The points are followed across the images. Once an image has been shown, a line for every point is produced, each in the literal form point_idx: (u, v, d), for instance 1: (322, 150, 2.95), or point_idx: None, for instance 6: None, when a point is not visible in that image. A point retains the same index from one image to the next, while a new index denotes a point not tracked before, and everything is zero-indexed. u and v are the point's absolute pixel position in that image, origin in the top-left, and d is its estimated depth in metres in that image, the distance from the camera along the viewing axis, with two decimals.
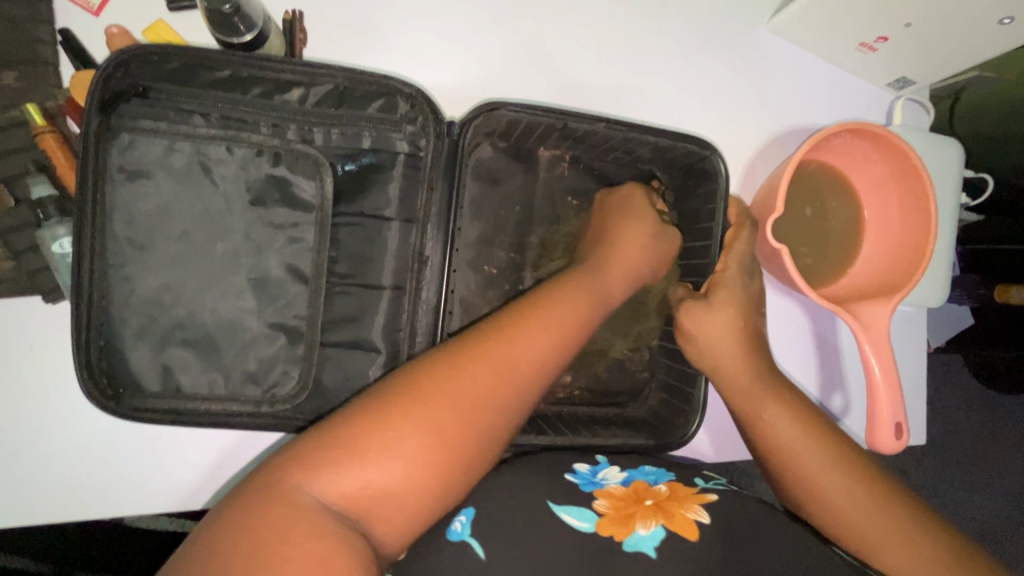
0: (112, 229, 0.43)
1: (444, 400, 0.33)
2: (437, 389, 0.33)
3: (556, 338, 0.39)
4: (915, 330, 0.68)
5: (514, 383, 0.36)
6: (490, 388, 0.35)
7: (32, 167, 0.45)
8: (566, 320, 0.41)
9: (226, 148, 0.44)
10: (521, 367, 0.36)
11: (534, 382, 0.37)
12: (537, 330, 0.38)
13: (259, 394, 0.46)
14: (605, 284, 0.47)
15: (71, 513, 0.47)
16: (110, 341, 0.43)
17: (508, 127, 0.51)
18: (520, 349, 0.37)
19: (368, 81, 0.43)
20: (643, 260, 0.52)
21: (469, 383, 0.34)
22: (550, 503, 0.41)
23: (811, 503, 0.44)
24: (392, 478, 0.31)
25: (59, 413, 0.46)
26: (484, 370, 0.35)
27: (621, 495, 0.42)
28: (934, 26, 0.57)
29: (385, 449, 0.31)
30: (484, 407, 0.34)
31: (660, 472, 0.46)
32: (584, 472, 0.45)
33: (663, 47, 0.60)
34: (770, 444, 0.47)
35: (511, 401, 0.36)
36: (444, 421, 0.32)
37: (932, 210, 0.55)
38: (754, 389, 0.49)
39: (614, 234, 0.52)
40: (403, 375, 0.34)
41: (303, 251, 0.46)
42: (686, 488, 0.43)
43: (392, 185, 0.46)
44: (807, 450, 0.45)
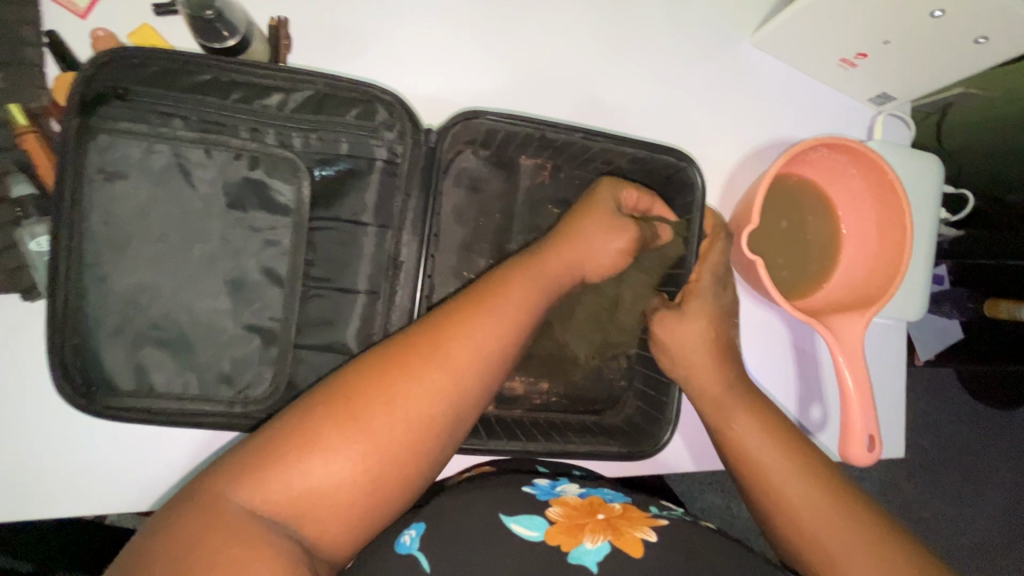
0: (89, 229, 0.43)
1: (376, 404, 0.33)
2: (366, 393, 0.33)
3: (498, 335, 0.39)
4: (893, 345, 0.68)
5: (453, 384, 0.36)
6: (424, 388, 0.35)
7: (10, 165, 0.45)
8: (510, 316, 0.40)
9: (204, 151, 0.45)
10: (461, 368, 0.36)
11: (477, 380, 0.37)
12: (474, 330, 0.38)
13: (231, 395, 0.46)
14: (553, 278, 0.47)
15: (44, 512, 0.47)
16: (85, 341, 0.44)
17: (488, 136, 0.51)
18: (456, 348, 0.37)
19: (346, 87, 0.44)
20: (595, 252, 0.51)
21: (402, 385, 0.34)
22: (501, 515, 0.42)
23: (778, 515, 0.44)
24: (324, 481, 0.31)
25: (34, 411, 0.47)
26: (419, 372, 0.35)
27: (575, 505, 0.44)
28: (911, 44, 0.58)
29: (316, 452, 0.31)
30: (420, 409, 0.34)
31: (618, 495, 0.47)
32: (543, 485, 0.47)
33: (647, 60, 0.61)
34: (741, 453, 0.47)
35: (450, 403, 0.36)
36: (376, 423, 0.33)
37: (908, 224, 0.56)
38: (727, 400, 0.49)
39: (568, 228, 0.51)
40: (340, 377, 0.35)
41: (279, 253, 0.46)
42: (639, 511, 0.45)
43: (370, 190, 0.47)
44: (776, 461, 0.45)
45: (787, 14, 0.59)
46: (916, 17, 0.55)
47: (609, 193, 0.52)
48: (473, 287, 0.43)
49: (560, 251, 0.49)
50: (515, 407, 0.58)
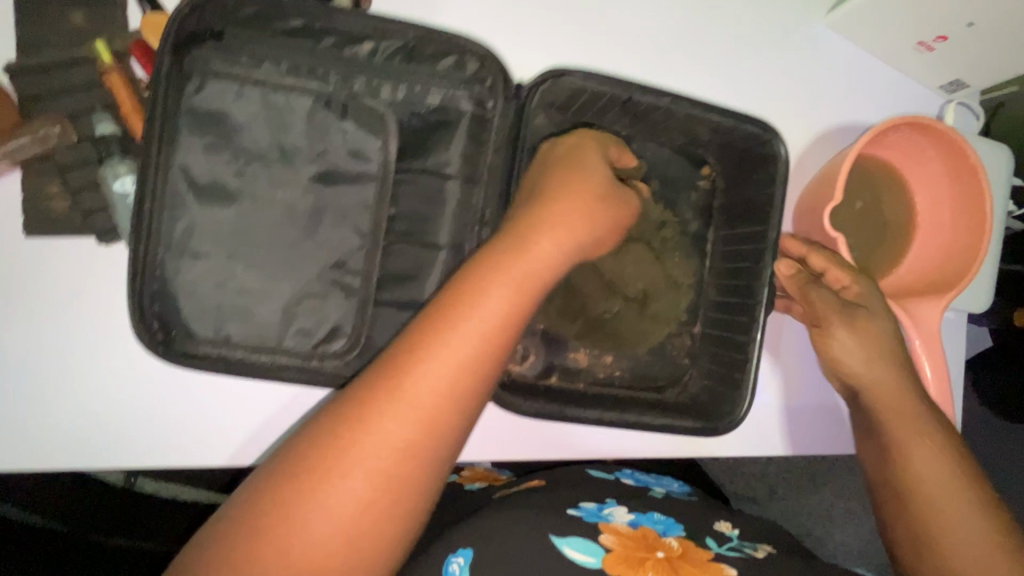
0: (175, 172, 0.42)
1: (332, 476, 0.30)
2: (323, 460, 0.30)
3: (472, 350, 0.33)
4: (956, 336, 0.68)
5: (426, 421, 0.31)
6: (388, 439, 0.30)
7: (96, 107, 0.45)
8: (478, 331, 0.33)
9: (292, 98, 0.44)
10: (429, 401, 0.31)
11: (449, 417, 0.32)
12: (429, 361, 0.32)
13: (308, 348, 0.45)
14: (548, 264, 0.37)
15: (114, 461, 0.47)
16: (164, 287, 0.43)
17: (571, 97, 0.50)
18: (424, 381, 0.31)
19: (436, 40, 0.43)
20: (593, 225, 0.40)
21: (364, 440, 0.30)
22: (552, 536, 0.44)
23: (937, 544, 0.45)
24: (298, 563, 0.28)
25: (105, 358, 0.46)
26: (375, 429, 0.30)
27: (628, 535, 0.46)
28: (996, 27, 0.57)
29: (284, 534, 0.29)
30: (395, 457, 0.30)
31: (669, 523, 0.49)
32: (590, 507, 0.50)
33: (721, 34, 0.61)
34: (916, 478, 0.47)
35: (426, 445, 0.31)
36: (336, 496, 0.29)
37: (988, 210, 0.55)
38: (913, 423, 0.48)
39: (547, 198, 0.40)
40: (293, 448, 0.31)
41: (362, 206, 0.45)
42: (699, 548, 0.46)
43: (456, 142, 0.46)
44: (952, 492, 0.46)
45: None
46: None
47: (592, 160, 0.44)
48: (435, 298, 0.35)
49: (548, 229, 0.38)
50: (578, 380, 0.57)
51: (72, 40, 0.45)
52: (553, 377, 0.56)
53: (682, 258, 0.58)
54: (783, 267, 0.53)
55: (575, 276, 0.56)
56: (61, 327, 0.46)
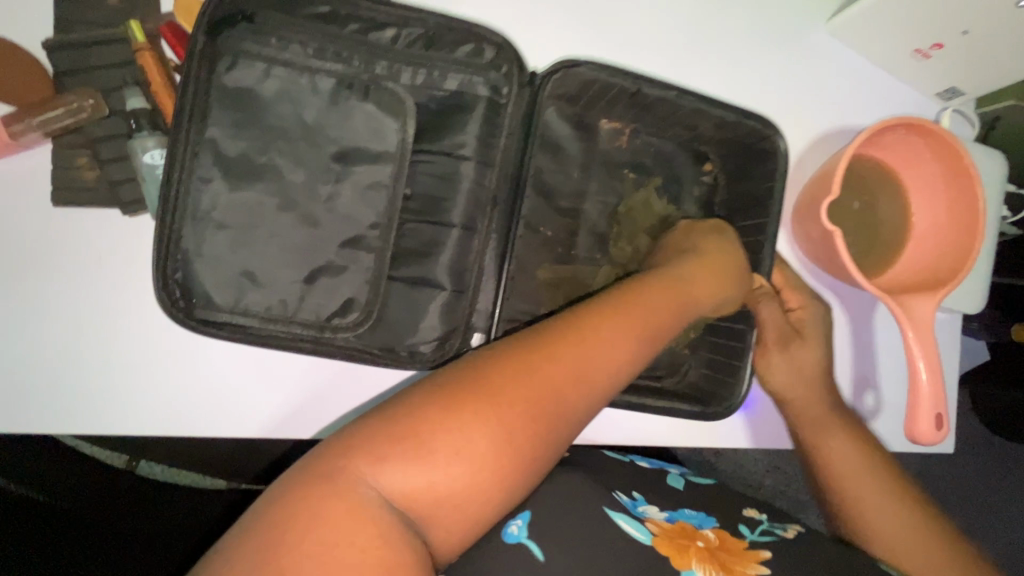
0: (201, 145, 0.44)
1: (503, 402, 0.31)
2: (512, 391, 0.32)
3: (639, 352, 0.37)
4: (950, 336, 0.70)
5: (590, 395, 0.34)
6: (563, 398, 0.33)
7: (128, 83, 0.47)
8: (647, 338, 0.38)
9: (315, 79, 0.45)
10: (600, 379, 0.35)
11: (599, 397, 0.35)
12: (614, 348, 0.36)
13: (321, 320, 0.46)
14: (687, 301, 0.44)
15: (129, 426, 0.48)
16: (186, 256, 0.44)
17: (582, 87, 0.52)
18: (600, 359, 0.35)
19: (458, 27, 0.45)
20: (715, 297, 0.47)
21: (545, 388, 0.32)
22: (605, 508, 0.45)
23: (861, 529, 0.50)
24: (455, 480, 0.30)
25: (124, 325, 0.48)
26: (547, 374, 0.33)
27: (670, 526, 0.45)
28: (990, 35, 0.59)
29: (455, 450, 0.30)
30: (563, 415, 0.33)
31: (703, 517, 0.48)
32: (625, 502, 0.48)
33: (725, 40, 0.64)
34: (834, 470, 0.52)
35: (582, 415, 0.34)
36: (498, 421, 0.31)
37: (981, 209, 0.57)
38: (821, 418, 0.53)
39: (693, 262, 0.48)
40: (467, 368, 0.33)
41: (378, 185, 0.47)
42: (735, 538, 0.45)
43: (472, 125, 0.47)
44: (865, 477, 0.51)
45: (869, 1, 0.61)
46: (1000, 6, 0.56)
47: (716, 246, 0.51)
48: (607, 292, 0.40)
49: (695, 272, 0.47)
50: None
51: (108, 20, 0.47)
52: None
53: None
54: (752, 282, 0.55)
55: (577, 265, 0.59)
56: (85, 294, 0.47)
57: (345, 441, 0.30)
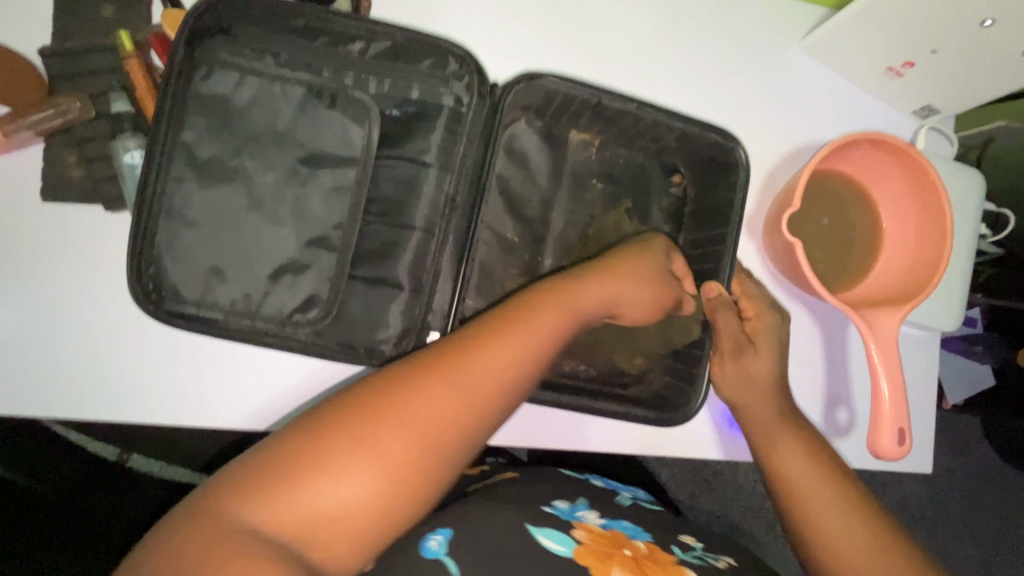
0: (177, 147, 0.46)
1: (377, 420, 0.33)
2: (385, 409, 0.33)
3: (525, 356, 0.39)
4: (923, 355, 0.70)
5: (473, 403, 0.36)
6: (442, 408, 0.34)
7: (116, 88, 0.50)
8: (531, 343, 0.40)
9: (285, 87, 0.48)
10: (482, 386, 0.36)
11: (494, 407, 0.37)
12: (495, 353, 0.38)
13: (283, 315, 0.48)
14: (588, 307, 0.46)
15: (98, 411, 0.50)
16: (155, 249, 0.46)
17: (546, 99, 0.54)
18: (479, 369, 0.36)
19: (423, 41, 0.48)
20: (631, 298, 0.51)
21: (421, 401, 0.34)
22: (529, 524, 0.46)
23: (804, 533, 0.49)
24: (338, 500, 0.31)
25: (99, 314, 0.50)
26: (425, 389, 0.34)
27: (600, 534, 0.48)
28: (959, 55, 0.60)
29: (334, 470, 0.31)
30: (445, 424, 0.34)
31: (638, 530, 0.51)
32: (563, 508, 0.51)
33: (696, 57, 0.66)
34: (780, 474, 0.52)
35: (470, 423, 0.35)
36: (377, 451, 0.32)
37: (948, 224, 0.57)
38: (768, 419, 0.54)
39: (608, 269, 0.51)
40: (343, 399, 0.34)
41: (343, 188, 0.49)
42: (664, 552, 0.48)
43: (435, 133, 0.50)
44: (810, 481, 0.51)
45: (840, 19, 0.62)
46: (965, 26, 0.57)
47: (645, 254, 0.54)
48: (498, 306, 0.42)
49: (605, 279, 0.49)
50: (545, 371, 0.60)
51: (99, 30, 0.50)
52: None
53: None
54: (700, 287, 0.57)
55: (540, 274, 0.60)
56: (63, 283, 0.50)
57: (221, 479, 0.31)
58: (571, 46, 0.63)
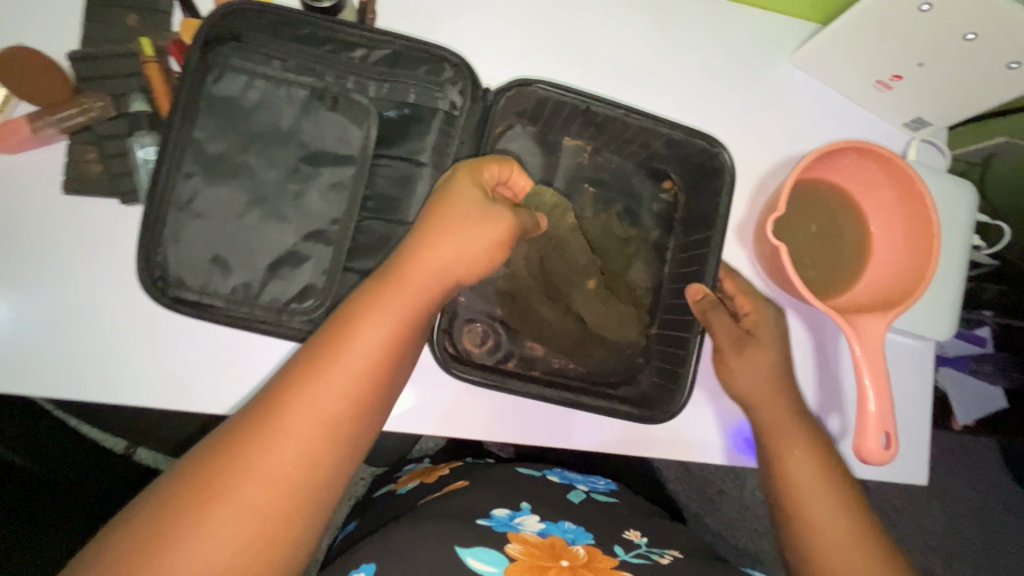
0: (188, 144, 0.49)
1: (225, 477, 0.37)
2: (229, 465, 0.37)
3: (360, 365, 0.41)
4: (917, 363, 0.70)
5: (320, 429, 0.39)
6: (285, 446, 0.38)
7: (135, 89, 0.54)
8: (368, 353, 0.41)
9: (289, 90, 0.51)
10: (324, 410, 0.39)
11: (346, 416, 0.40)
12: (328, 377, 0.40)
13: (280, 304, 0.51)
14: (422, 289, 0.44)
15: (103, 393, 0.53)
16: (161, 237, 0.49)
17: (538, 104, 0.57)
18: (313, 396, 0.39)
19: (420, 49, 0.51)
20: (467, 257, 0.46)
21: (263, 447, 0.38)
22: (457, 546, 0.53)
23: (813, 543, 0.52)
24: (209, 555, 0.35)
25: (110, 300, 0.53)
26: (263, 435, 0.38)
27: (534, 543, 0.56)
28: (945, 68, 0.61)
29: (195, 530, 0.35)
30: (294, 454, 0.38)
31: (576, 531, 0.59)
32: (501, 517, 0.60)
33: (690, 70, 0.68)
34: (788, 483, 0.54)
35: (323, 445, 0.39)
36: (240, 514, 0.36)
37: (935, 231, 0.58)
38: (779, 420, 0.55)
39: (431, 231, 0.45)
40: (184, 474, 0.37)
41: (341, 185, 0.51)
42: (602, 555, 0.56)
43: (429, 135, 0.52)
44: (815, 491, 0.53)
45: (828, 33, 0.64)
46: (948, 41, 0.58)
47: (467, 190, 0.47)
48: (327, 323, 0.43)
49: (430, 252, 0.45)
50: (534, 368, 0.61)
51: (122, 37, 0.54)
52: (510, 363, 0.60)
53: (638, 263, 0.64)
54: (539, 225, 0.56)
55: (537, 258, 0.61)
56: (76, 271, 0.53)
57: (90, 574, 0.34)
58: (567, 58, 0.66)
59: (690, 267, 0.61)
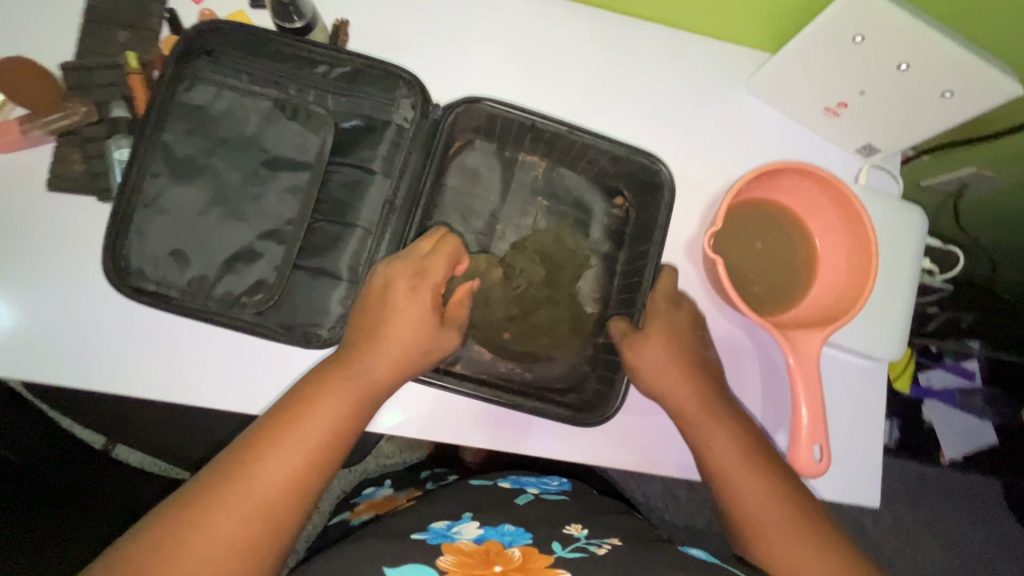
0: (157, 147, 0.54)
1: (187, 536, 0.43)
2: (190, 524, 0.43)
3: (318, 438, 0.48)
4: (871, 385, 0.71)
5: (276, 494, 0.46)
6: (244, 509, 0.44)
7: (117, 98, 0.59)
8: (325, 429, 0.49)
9: (253, 101, 0.55)
10: (280, 477, 0.46)
11: (302, 486, 0.47)
12: (287, 448, 0.47)
13: (232, 297, 0.54)
14: (378, 372, 0.51)
15: (68, 376, 0.57)
16: (125, 230, 0.53)
17: (489, 122, 0.62)
18: (272, 464, 0.46)
19: (377, 68, 0.56)
20: (417, 346, 0.52)
21: (223, 510, 0.44)
22: (384, 566, 0.53)
23: (744, 522, 0.55)
24: None
25: (83, 291, 0.57)
26: (224, 497, 0.44)
27: (467, 553, 0.55)
28: (885, 95, 0.64)
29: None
30: (253, 516, 0.45)
31: (515, 535, 0.59)
32: (438, 528, 0.61)
33: (648, 95, 0.72)
34: (719, 468, 0.57)
35: (280, 509, 0.46)
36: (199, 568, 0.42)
37: (873, 251, 0.60)
38: (706, 423, 0.58)
39: (386, 317, 0.52)
40: (150, 530, 0.43)
41: (296, 189, 0.55)
42: (539, 556, 0.54)
43: (381, 144, 0.56)
44: (745, 473, 0.56)
45: (773, 64, 0.67)
46: (884, 70, 0.61)
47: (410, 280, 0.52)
48: (287, 397, 0.50)
49: (383, 336, 0.51)
50: (481, 372, 0.63)
51: (112, 51, 0.60)
52: (456, 366, 0.63)
53: (588, 275, 0.67)
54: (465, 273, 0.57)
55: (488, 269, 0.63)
56: (54, 263, 0.57)
57: None
58: (531, 81, 0.70)
59: (634, 279, 0.64)
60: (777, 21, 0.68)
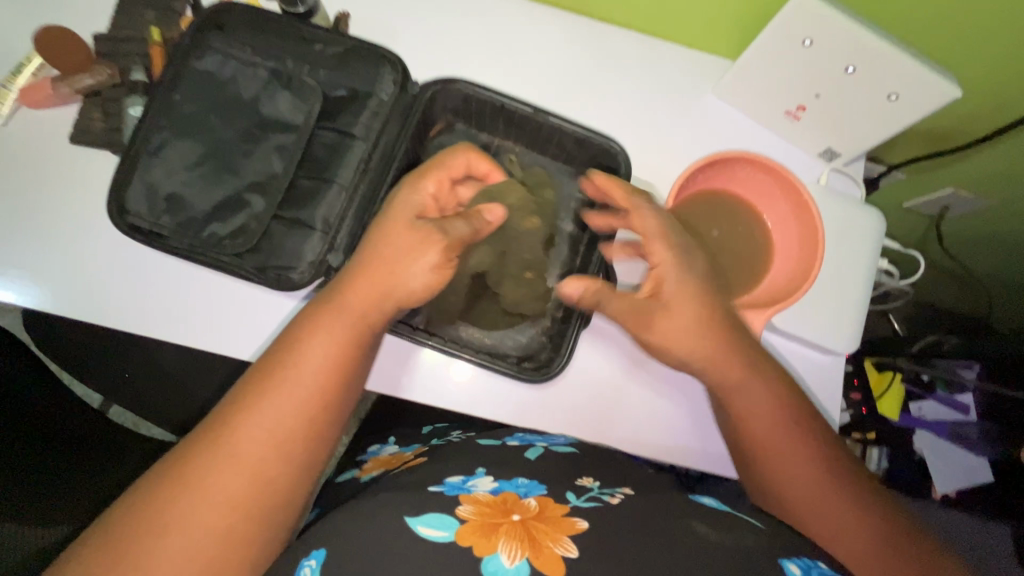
0: (167, 102, 0.61)
1: (199, 472, 0.48)
2: (201, 462, 0.49)
3: (308, 378, 0.53)
4: (826, 379, 0.72)
5: (275, 431, 0.51)
6: (247, 446, 0.50)
7: (138, 66, 0.67)
8: (312, 371, 0.53)
9: (253, 68, 0.62)
10: (276, 416, 0.51)
11: (297, 423, 0.52)
12: (280, 390, 0.52)
13: (216, 238, 0.60)
14: (355, 312, 0.55)
15: (65, 306, 0.62)
16: (130, 173, 0.60)
17: (465, 104, 0.68)
18: (267, 404, 0.51)
19: (364, 46, 0.62)
20: (407, 281, 0.56)
21: (229, 447, 0.49)
22: (407, 518, 0.48)
23: (780, 484, 0.61)
24: (197, 530, 0.46)
25: (89, 231, 0.64)
26: (229, 438, 0.50)
27: (485, 503, 0.51)
28: (838, 97, 0.68)
29: (180, 514, 0.46)
30: (257, 451, 0.50)
31: (530, 486, 0.55)
32: (454, 482, 0.56)
33: (623, 93, 0.77)
34: (751, 434, 0.62)
35: (280, 444, 0.51)
36: (214, 498, 0.47)
37: (819, 237, 0.63)
38: (735, 390, 0.62)
39: (380, 249, 0.56)
40: (167, 473, 0.49)
41: (284, 147, 0.61)
42: (555, 505, 0.51)
43: (364, 113, 0.63)
44: (784, 441, 0.61)
45: (735, 70, 0.72)
46: (835, 74, 0.66)
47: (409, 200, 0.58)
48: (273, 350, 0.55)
49: (365, 275, 0.56)
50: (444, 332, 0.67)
51: (139, 26, 0.68)
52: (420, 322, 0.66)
53: (552, 250, 0.71)
54: (494, 210, 0.62)
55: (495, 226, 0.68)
56: (66, 204, 0.64)
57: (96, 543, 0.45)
58: (513, 75, 0.76)
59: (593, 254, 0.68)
60: (742, 30, 0.74)
